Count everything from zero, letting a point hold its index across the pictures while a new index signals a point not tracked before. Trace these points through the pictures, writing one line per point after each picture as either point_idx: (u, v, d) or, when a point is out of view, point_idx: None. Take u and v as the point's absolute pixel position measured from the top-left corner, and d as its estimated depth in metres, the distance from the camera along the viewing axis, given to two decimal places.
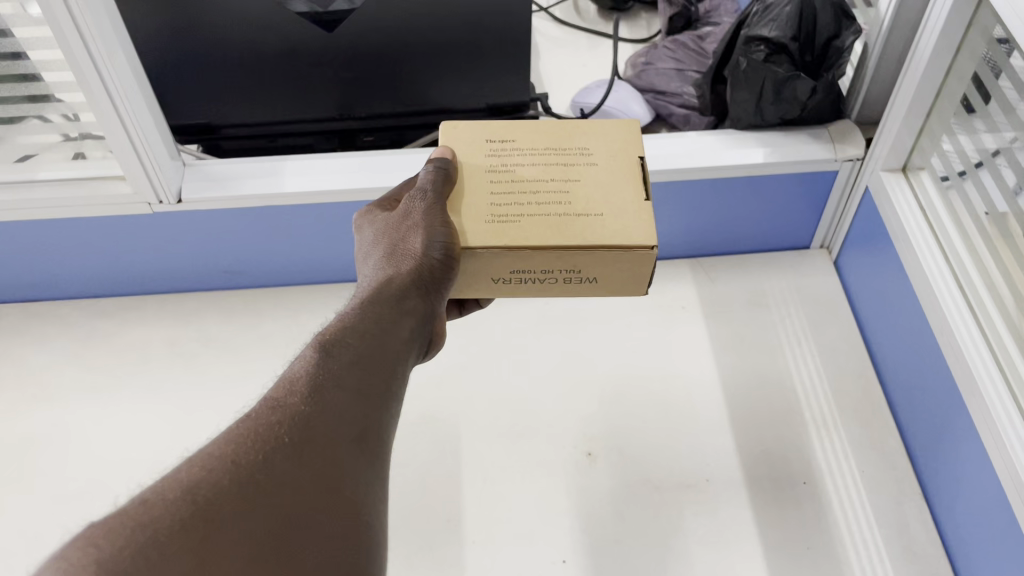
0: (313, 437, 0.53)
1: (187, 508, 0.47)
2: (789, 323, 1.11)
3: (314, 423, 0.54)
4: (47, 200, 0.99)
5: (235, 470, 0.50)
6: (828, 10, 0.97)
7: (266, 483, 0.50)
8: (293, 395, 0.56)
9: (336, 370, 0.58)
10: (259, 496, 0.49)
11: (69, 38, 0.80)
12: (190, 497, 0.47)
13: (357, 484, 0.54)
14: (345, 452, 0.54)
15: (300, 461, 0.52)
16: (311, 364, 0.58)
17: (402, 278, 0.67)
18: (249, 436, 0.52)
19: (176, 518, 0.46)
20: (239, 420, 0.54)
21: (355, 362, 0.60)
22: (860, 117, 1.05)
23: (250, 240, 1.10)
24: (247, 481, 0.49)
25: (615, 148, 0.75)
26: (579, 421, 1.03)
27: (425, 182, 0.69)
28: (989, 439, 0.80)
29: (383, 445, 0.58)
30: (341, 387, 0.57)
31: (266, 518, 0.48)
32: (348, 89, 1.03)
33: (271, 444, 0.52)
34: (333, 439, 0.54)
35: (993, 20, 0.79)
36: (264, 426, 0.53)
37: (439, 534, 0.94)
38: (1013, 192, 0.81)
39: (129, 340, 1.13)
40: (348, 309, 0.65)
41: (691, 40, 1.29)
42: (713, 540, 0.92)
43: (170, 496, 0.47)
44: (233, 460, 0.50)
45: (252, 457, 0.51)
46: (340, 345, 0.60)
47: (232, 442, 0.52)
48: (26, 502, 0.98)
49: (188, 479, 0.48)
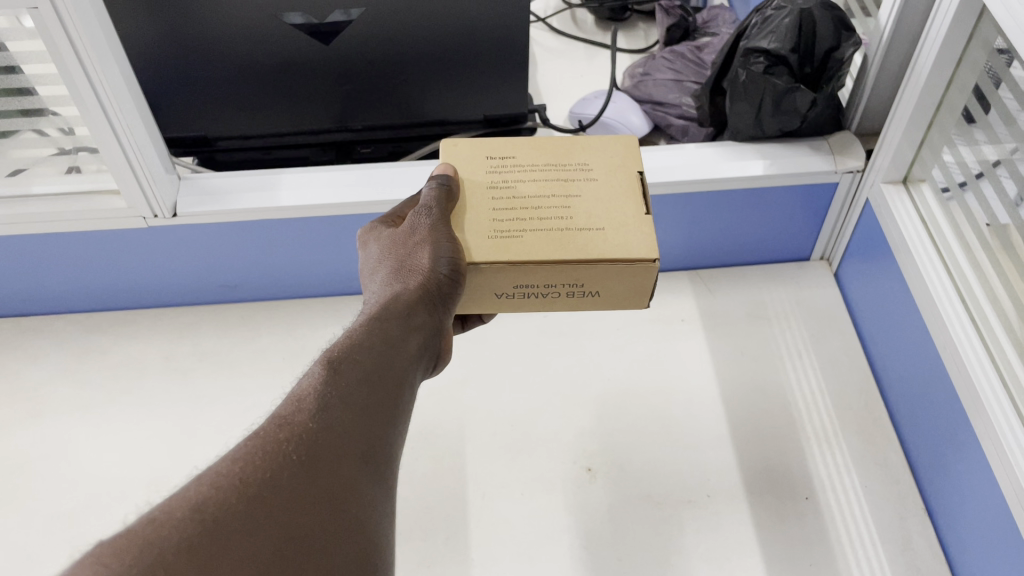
0: (320, 455, 0.52)
1: (195, 526, 0.45)
2: (790, 336, 1.11)
3: (320, 441, 0.53)
4: (40, 215, 0.97)
5: (242, 488, 0.48)
6: (829, 22, 0.96)
7: (273, 501, 0.48)
8: (299, 412, 0.54)
9: (343, 387, 0.57)
10: (265, 515, 0.47)
11: (64, 53, 0.79)
12: (197, 515, 0.45)
13: (363, 502, 0.52)
14: (352, 470, 0.53)
15: (307, 480, 0.50)
16: (318, 381, 0.57)
17: (409, 293, 0.66)
18: (256, 453, 0.50)
19: (185, 537, 0.44)
20: (245, 437, 0.52)
21: (362, 380, 0.58)
22: (860, 128, 1.05)
23: (246, 253, 1.09)
24: (256, 500, 0.48)
25: (615, 163, 0.74)
26: (579, 437, 1.02)
27: (428, 198, 0.68)
28: (992, 451, 0.79)
29: (389, 463, 0.57)
30: (348, 404, 0.56)
31: (275, 538, 0.47)
32: (346, 102, 1.03)
33: (278, 462, 0.50)
34: (340, 456, 0.53)
35: (993, 31, 0.79)
36: (270, 443, 0.51)
37: (437, 552, 0.92)
38: (1014, 203, 0.80)
39: (123, 355, 1.12)
40: (353, 325, 0.64)
41: (689, 51, 1.29)
42: (715, 557, 0.90)
43: (177, 514, 0.45)
44: (241, 478, 0.48)
45: (260, 475, 0.49)
46: (347, 362, 0.59)
47: (239, 459, 0.50)
48: (20, 522, 0.96)
49: (195, 497, 0.46)
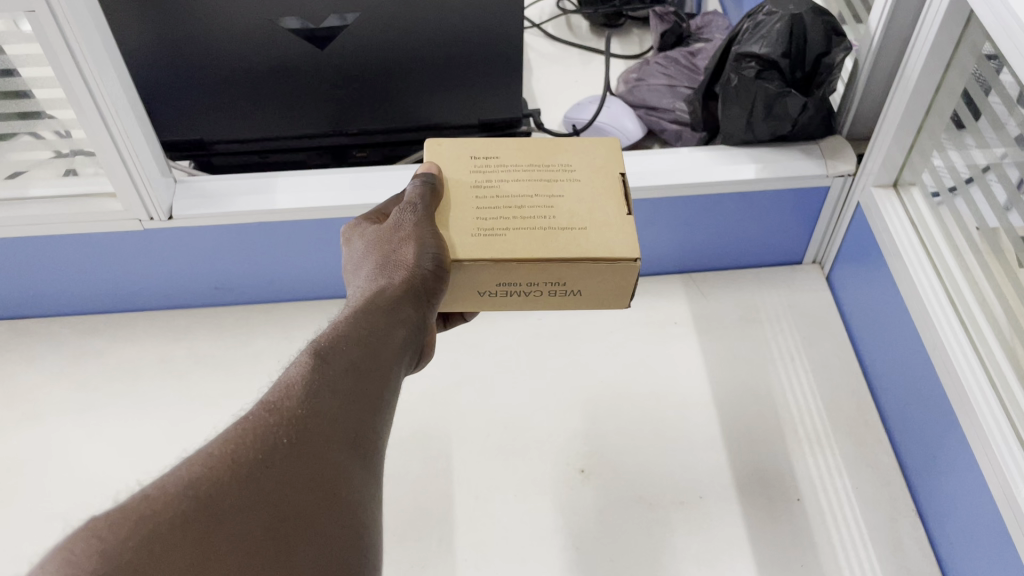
0: (310, 440, 0.52)
1: (188, 503, 0.45)
2: (782, 339, 1.11)
3: (311, 426, 0.53)
4: (37, 217, 0.98)
5: (234, 467, 0.48)
6: (819, 28, 0.97)
7: (264, 482, 0.48)
8: (288, 398, 0.54)
9: (331, 375, 0.57)
10: (255, 495, 0.47)
11: (60, 54, 0.79)
12: (191, 492, 0.46)
13: (352, 489, 0.52)
14: (341, 456, 0.53)
15: (298, 463, 0.50)
16: (306, 369, 0.57)
17: (395, 287, 0.66)
18: (247, 435, 0.51)
19: (178, 513, 0.44)
20: (236, 420, 0.52)
21: (350, 369, 0.58)
22: (851, 133, 1.06)
23: (241, 257, 1.09)
24: (247, 480, 0.48)
25: (597, 165, 0.75)
26: (572, 438, 1.02)
27: (413, 196, 0.69)
28: (982, 455, 0.80)
29: (378, 449, 0.57)
30: (336, 392, 0.56)
31: (266, 518, 0.47)
32: (341, 107, 1.04)
33: (269, 444, 0.50)
34: (330, 441, 0.53)
35: (981, 37, 0.80)
36: (261, 426, 0.51)
37: (430, 551, 0.93)
38: (1002, 208, 0.80)
39: (118, 357, 1.13)
40: (339, 317, 0.64)
41: (682, 57, 1.30)
42: (708, 558, 0.91)
43: (171, 491, 0.46)
44: (233, 458, 0.49)
45: (251, 456, 0.49)
46: (335, 352, 0.59)
47: (231, 441, 0.50)
48: (13, 521, 0.96)
49: (189, 475, 0.47)
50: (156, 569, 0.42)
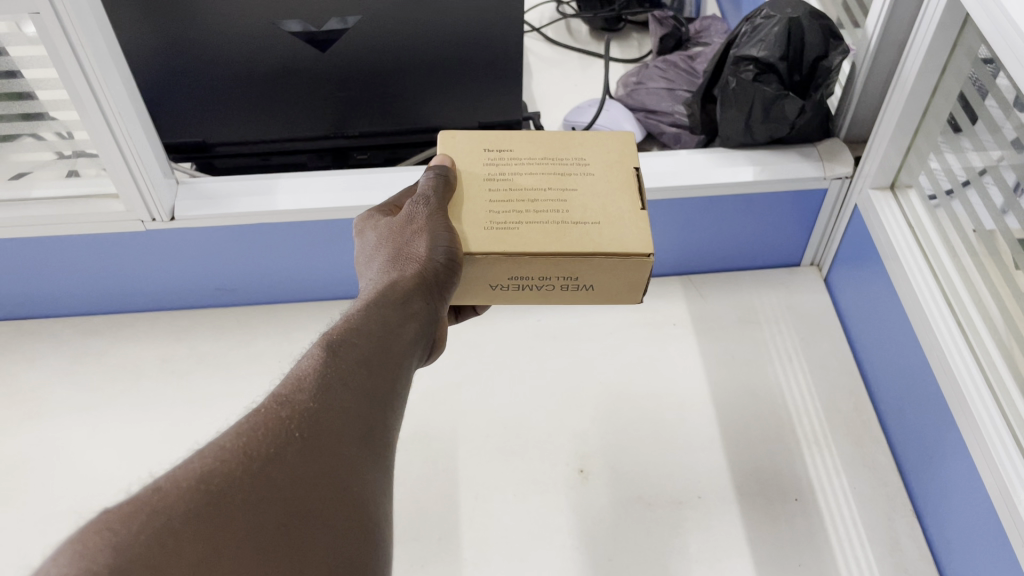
0: (321, 434, 0.52)
1: (200, 496, 0.46)
2: (781, 339, 1.12)
3: (322, 420, 0.53)
4: (40, 218, 0.99)
5: (247, 461, 0.49)
6: (818, 31, 0.98)
7: (275, 476, 0.49)
8: (300, 392, 0.55)
9: (343, 369, 0.57)
10: (267, 488, 0.48)
11: (65, 57, 0.80)
12: (203, 486, 0.46)
13: (363, 483, 0.52)
14: (352, 451, 0.53)
15: (308, 456, 0.51)
16: (317, 362, 0.57)
17: (406, 280, 0.66)
18: (259, 429, 0.51)
19: (191, 505, 0.45)
20: (247, 414, 0.53)
21: (362, 363, 0.59)
22: (849, 136, 1.06)
23: (243, 258, 1.10)
24: (259, 474, 0.48)
25: (610, 160, 0.76)
26: (571, 439, 1.02)
27: (426, 188, 0.69)
28: (978, 455, 0.80)
29: (388, 444, 0.57)
30: (348, 386, 0.56)
31: (277, 511, 0.47)
32: (343, 109, 1.04)
33: (281, 438, 0.51)
34: (341, 435, 0.53)
35: (977, 40, 0.81)
36: (273, 421, 0.52)
37: (430, 551, 0.93)
38: (1000, 210, 0.81)
39: (120, 357, 1.13)
40: (351, 310, 0.64)
41: (681, 61, 1.31)
42: (706, 557, 0.91)
43: (183, 484, 0.46)
44: (245, 452, 0.49)
45: (263, 450, 0.50)
46: (347, 345, 0.59)
47: (242, 434, 0.51)
48: (14, 521, 0.96)
49: (201, 468, 0.47)
50: (167, 561, 0.42)
